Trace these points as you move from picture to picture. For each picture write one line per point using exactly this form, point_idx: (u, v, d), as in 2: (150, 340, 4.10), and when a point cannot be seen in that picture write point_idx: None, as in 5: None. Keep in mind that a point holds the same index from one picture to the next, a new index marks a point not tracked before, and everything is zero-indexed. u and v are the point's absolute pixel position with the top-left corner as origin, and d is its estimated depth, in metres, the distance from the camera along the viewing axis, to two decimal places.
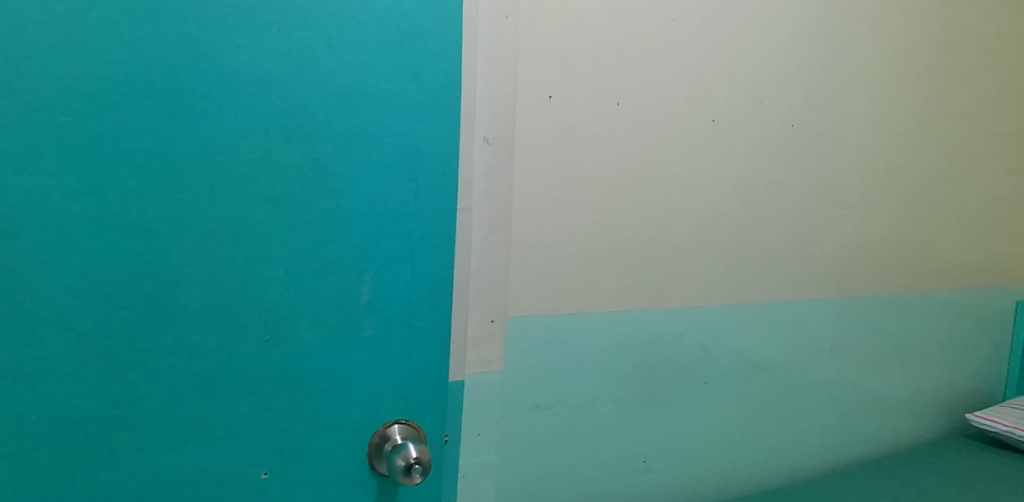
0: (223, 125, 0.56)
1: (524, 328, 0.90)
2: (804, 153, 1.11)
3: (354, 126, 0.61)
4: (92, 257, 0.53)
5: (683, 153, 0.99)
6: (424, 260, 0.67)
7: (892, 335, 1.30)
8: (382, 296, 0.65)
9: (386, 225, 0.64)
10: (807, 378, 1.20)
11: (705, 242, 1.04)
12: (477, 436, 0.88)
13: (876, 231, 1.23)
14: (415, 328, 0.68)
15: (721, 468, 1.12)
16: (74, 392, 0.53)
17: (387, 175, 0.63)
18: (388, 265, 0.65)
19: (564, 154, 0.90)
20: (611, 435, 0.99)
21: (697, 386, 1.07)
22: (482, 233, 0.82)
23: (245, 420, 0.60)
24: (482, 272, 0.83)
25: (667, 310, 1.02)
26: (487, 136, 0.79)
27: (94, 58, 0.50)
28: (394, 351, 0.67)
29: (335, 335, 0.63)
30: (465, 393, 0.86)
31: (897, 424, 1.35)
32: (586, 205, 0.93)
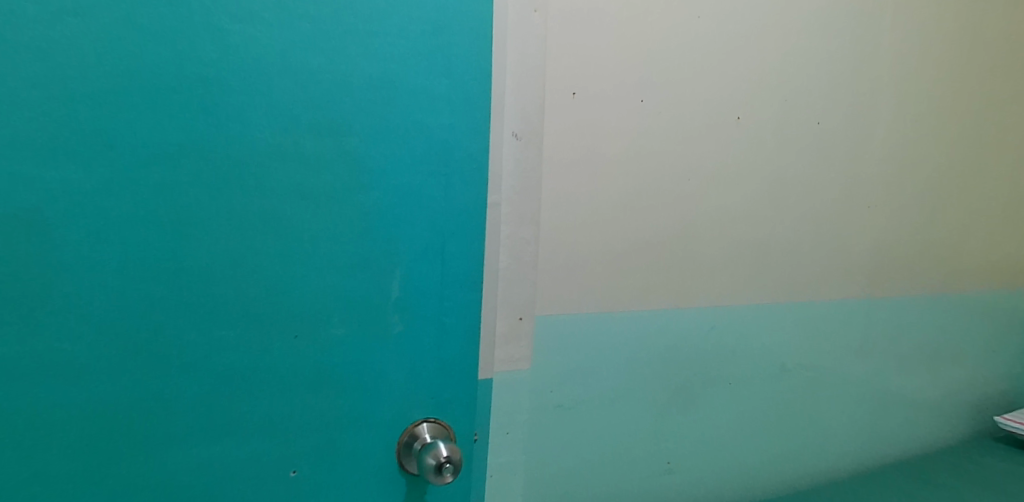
0: (263, 122, 0.63)
1: (549, 330, 0.95)
2: (821, 153, 1.20)
3: (386, 121, 0.68)
4: (146, 260, 0.61)
5: (709, 152, 1.06)
6: (453, 255, 0.73)
7: (916, 341, 1.43)
8: (411, 292, 0.72)
9: (416, 219, 0.71)
10: (833, 378, 1.31)
11: (730, 233, 1.11)
12: (506, 435, 0.92)
13: (889, 231, 1.34)
14: (444, 331, 0.74)
15: (742, 463, 1.21)
16: (130, 386, 0.62)
17: (417, 167, 0.70)
18: (419, 255, 0.71)
19: (593, 155, 0.95)
20: (637, 435, 1.06)
21: (724, 387, 1.16)
22: (510, 229, 0.85)
23: (278, 414, 0.68)
24: (511, 268, 0.87)
25: (692, 309, 1.09)
26: (515, 130, 0.82)
27: (153, 73, 0.58)
28: (422, 349, 0.73)
29: (368, 333, 0.70)
30: (494, 391, 0.91)
31: (919, 422, 1.47)
32: (611, 202, 0.98)
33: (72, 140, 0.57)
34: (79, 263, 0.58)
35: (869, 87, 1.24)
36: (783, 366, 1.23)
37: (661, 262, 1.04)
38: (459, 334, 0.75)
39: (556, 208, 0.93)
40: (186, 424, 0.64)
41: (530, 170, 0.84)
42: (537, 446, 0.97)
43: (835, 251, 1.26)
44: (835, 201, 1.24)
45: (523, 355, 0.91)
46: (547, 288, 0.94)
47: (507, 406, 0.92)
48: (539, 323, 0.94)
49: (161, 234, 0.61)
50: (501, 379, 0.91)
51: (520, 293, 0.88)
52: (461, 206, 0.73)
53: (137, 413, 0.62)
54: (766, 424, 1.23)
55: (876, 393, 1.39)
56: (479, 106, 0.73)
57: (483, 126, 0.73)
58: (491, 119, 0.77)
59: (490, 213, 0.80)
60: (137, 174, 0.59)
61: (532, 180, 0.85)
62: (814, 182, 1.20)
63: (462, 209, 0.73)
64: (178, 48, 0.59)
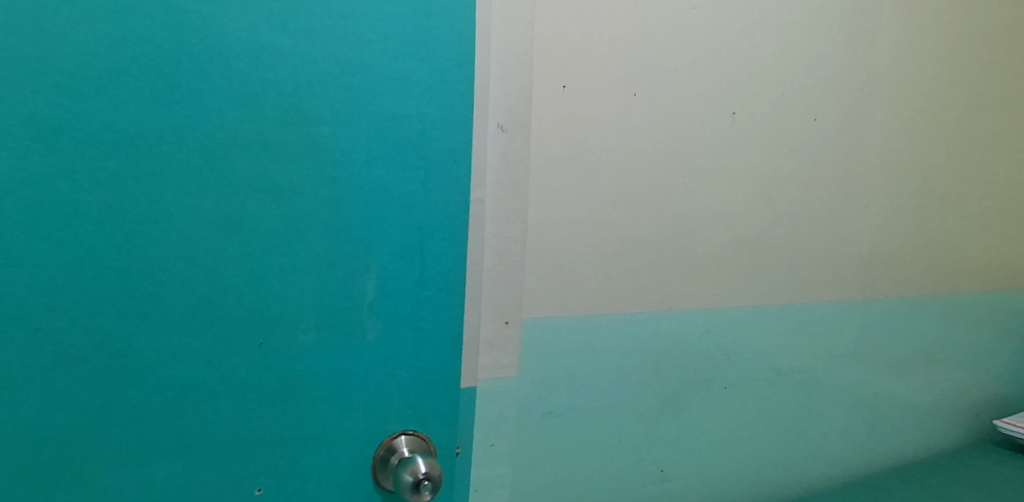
0: (224, 109, 0.58)
1: (536, 334, 0.90)
2: (818, 150, 1.17)
3: (359, 109, 0.63)
4: (91, 261, 0.55)
5: (703, 148, 1.02)
6: (433, 254, 0.69)
7: (914, 343, 1.40)
8: (387, 294, 0.67)
9: (392, 216, 0.66)
10: (829, 382, 1.28)
11: (725, 233, 1.07)
12: (490, 447, 0.89)
13: (885, 232, 1.31)
14: (424, 336, 0.70)
15: (738, 470, 1.17)
16: (74, 399, 0.56)
17: (394, 159, 0.65)
18: (397, 255, 0.67)
19: (585, 149, 0.91)
20: (629, 442, 1.02)
21: (719, 392, 1.12)
22: (495, 228, 0.82)
23: (241, 427, 0.63)
24: (497, 269, 0.83)
25: (686, 312, 1.05)
26: (501, 122, 0.79)
27: (99, 55, 0.53)
28: (401, 355, 0.69)
29: (340, 339, 0.65)
30: (477, 398, 0.86)
31: (917, 427, 1.44)
32: (603, 200, 0.94)
33: (8, 127, 0.51)
34: (14, 264, 0.53)
35: (866, 83, 1.21)
36: (779, 369, 1.20)
37: (655, 262, 1.00)
38: (441, 341, 0.71)
39: (545, 205, 0.89)
40: (142, 438, 0.59)
41: (517, 164, 0.81)
42: (525, 456, 0.92)
43: (831, 252, 1.23)
44: (832, 201, 1.21)
45: (509, 362, 0.87)
46: (534, 290, 0.89)
47: (492, 415, 0.88)
48: (525, 326, 0.89)
49: (110, 229, 0.56)
50: (486, 387, 0.87)
51: (505, 296, 0.84)
52: (442, 203, 0.68)
53: (84, 429, 0.57)
54: (762, 429, 1.19)
55: (873, 396, 1.36)
56: (460, 94, 0.68)
57: (466, 116, 0.69)
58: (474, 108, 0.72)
59: (473, 209, 0.75)
60: (83, 164, 0.54)
61: (520, 175, 0.82)
62: (810, 181, 1.17)
63: (443, 206, 0.69)
64: (129, 28, 0.54)
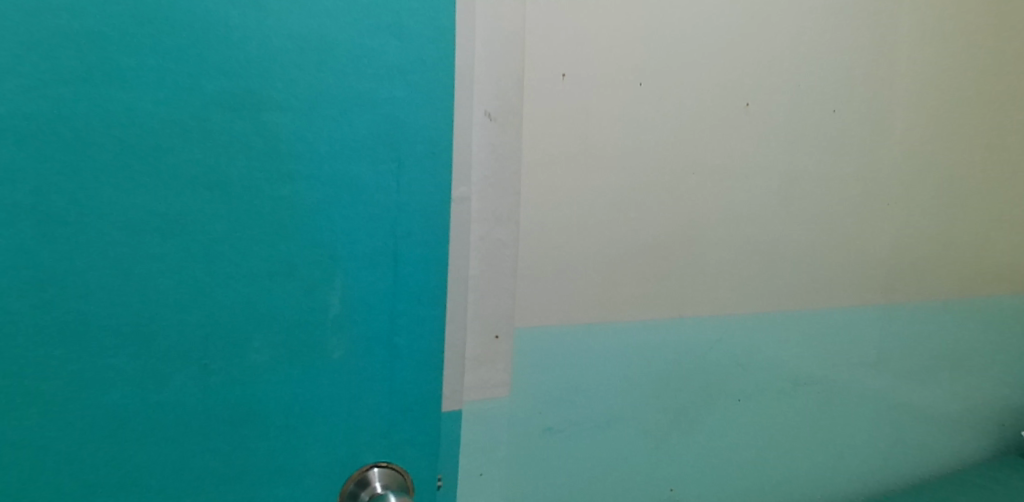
0: (178, 104, 0.55)
1: (528, 347, 0.82)
2: (840, 144, 1.08)
3: (322, 102, 0.59)
4: (40, 268, 0.53)
5: (716, 143, 0.94)
6: (403, 261, 0.64)
7: (945, 349, 1.30)
8: (356, 304, 0.62)
9: (360, 219, 0.62)
10: (849, 391, 1.19)
11: (740, 235, 0.98)
12: (479, 477, 0.81)
13: (916, 232, 1.21)
14: (397, 353, 0.65)
15: (752, 487, 1.09)
16: (21, 412, 0.54)
17: (359, 154, 0.61)
18: (363, 260, 0.62)
19: (585, 143, 0.83)
20: (637, 459, 0.94)
21: (732, 404, 1.04)
22: (482, 230, 0.75)
23: (196, 443, 0.60)
24: (485, 276, 0.77)
25: (697, 319, 0.97)
26: (489, 109, 0.73)
27: (46, 51, 0.51)
28: (371, 373, 0.64)
29: (301, 352, 0.61)
30: (465, 420, 0.79)
31: (944, 437, 1.35)
32: (605, 199, 0.86)
33: None
34: None
35: (893, 72, 1.11)
36: (796, 380, 1.11)
37: (661, 265, 0.92)
38: (415, 358, 0.66)
39: (539, 202, 0.80)
40: (93, 451, 0.57)
41: (507, 162, 0.76)
42: (520, 484, 0.84)
43: (853, 255, 1.14)
44: (854, 200, 1.12)
45: (499, 381, 0.80)
46: (527, 296, 0.81)
47: (480, 442, 0.80)
48: (517, 338, 0.81)
49: (57, 231, 0.53)
50: (472, 411, 0.79)
51: (494, 307, 0.78)
52: (414, 205, 0.64)
53: (30, 443, 0.55)
54: (777, 444, 1.11)
55: (896, 407, 1.27)
56: (434, 87, 0.63)
57: (442, 108, 0.64)
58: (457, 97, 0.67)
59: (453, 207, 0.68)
60: (30, 166, 0.52)
61: (511, 171, 0.77)
62: (830, 178, 1.08)
63: (417, 209, 0.64)
64: (76, 22, 0.52)
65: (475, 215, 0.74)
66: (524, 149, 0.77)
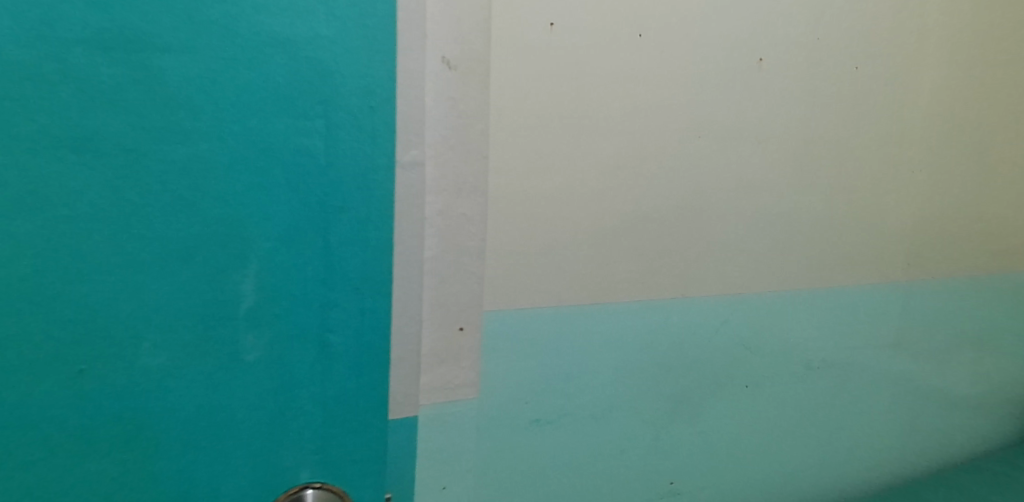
0: (25, 31, 0.42)
1: (497, 337, 0.70)
2: (865, 104, 0.94)
3: (224, 33, 0.47)
4: None
5: (724, 105, 0.81)
6: (335, 246, 0.54)
7: (982, 330, 1.16)
8: (279, 290, 0.52)
9: (281, 187, 0.51)
10: (868, 376, 1.05)
11: (748, 206, 0.86)
12: (442, 490, 0.70)
13: (951, 203, 1.07)
14: (331, 353, 0.55)
15: (760, 478, 0.99)
16: None
17: (274, 106, 0.49)
18: (286, 241, 0.52)
19: (570, 101, 0.70)
20: (635, 453, 0.83)
21: (739, 392, 0.92)
22: (441, 203, 0.63)
23: (76, 468, 0.48)
24: (446, 255, 0.64)
25: (700, 299, 0.85)
26: (447, 56, 0.61)
27: None
28: (300, 378, 0.54)
29: (211, 355, 0.51)
30: (421, 426, 0.67)
31: (979, 424, 1.21)
32: (597, 168, 0.73)
33: None
34: None
35: (931, 20, 0.97)
36: (810, 363, 0.99)
37: (657, 242, 0.80)
38: (353, 359, 0.56)
39: (513, 170, 0.67)
40: None
41: (472, 120, 0.63)
42: (491, 493, 0.73)
43: (878, 227, 1.00)
44: (880, 168, 0.98)
45: (463, 380, 0.68)
46: (497, 278, 0.68)
47: (441, 451, 0.69)
48: (485, 325, 0.68)
49: None
50: (429, 416, 0.67)
51: (456, 292, 0.66)
52: (346, 177, 0.53)
53: None
54: (788, 434, 1.00)
55: (927, 392, 1.13)
56: (375, 22, 0.52)
57: (382, 50, 0.52)
58: (401, 45, 0.56)
59: (397, 174, 0.58)
60: None
61: (474, 131, 0.64)
62: (854, 144, 0.95)
63: (353, 175, 0.53)
64: None
65: (429, 184, 0.62)
66: (492, 104, 0.64)
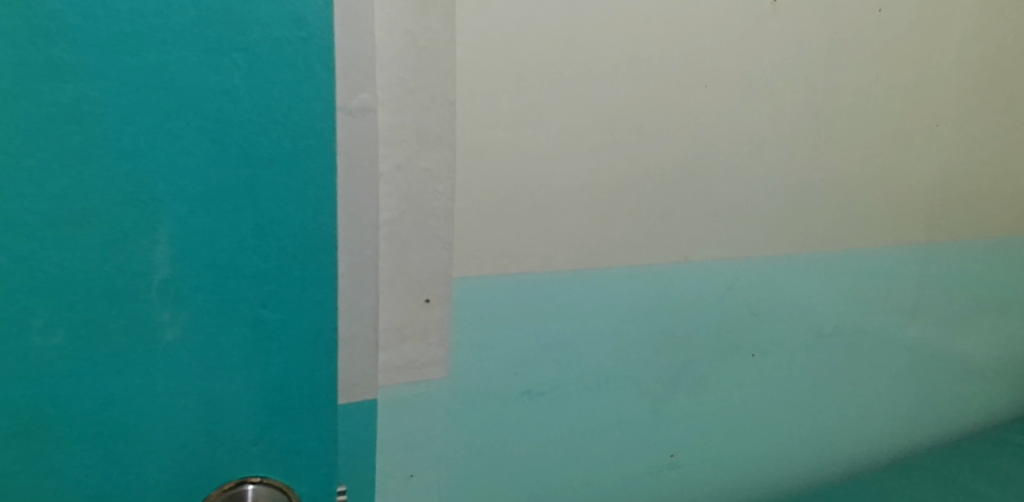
0: None
1: (471, 307, 0.63)
2: (889, 50, 0.85)
3: None
4: None
5: (732, 51, 0.72)
6: (265, 189, 0.39)
7: (1006, 296, 1.09)
8: (194, 265, 0.38)
9: (186, 123, 0.36)
10: (886, 345, 0.98)
11: (757, 162, 0.78)
12: (411, 478, 0.64)
13: (979, 158, 0.98)
14: (267, 336, 0.41)
15: (766, 451, 0.92)
16: None
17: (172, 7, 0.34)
18: (200, 198, 0.37)
19: (556, 43, 0.61)
20: (633, 425, 0.78)
21: (746, 361, 0.86)
22: (400, 156, 0.55)
23: None
24: (409, 218, 0.57)
25: (704, 261, 0.78)
26: None
27: None
28: (224, 364, 0.41)
29: (93, 337, 0.37)
30: (382, 411, 0.60)
31: (1000, 393, 1.15)
32: (591, 119, 0.65)
33: None
34: None
35: None
36: (821, 330, 0.91)
37: (656, 203, 0.72)
38: (299, 341, 0.42)
39: (495, 123, 0.60)
40: None
41: (434, 60, 0.54)
42: (468, 476, 0.67)
43: (899, 186, 0.92)
44: (903, 121, 0.89)
45: (431, 358, 0.61)
46: (471, 243, 0.61)
47: (407, 434, 0.62)
48: (456, 295, 0.61)
49: None
50: (391, 397, 0.61)
51: (422, 261, 0.58)
52: (275, 95, 0.38)
53: None
54: (797, 404, 0.93)
55: (947, 361, 1.06)
56: None
57: None
58: None
59: (339, 121, 0.44)
60: None
61: (439, 73, 0.55)
62: (876, 95, 0.86)
63: (292, 111, 0.38)
64: None
65: (384, 133, 0.53)
66: (459, 42, 0.55)
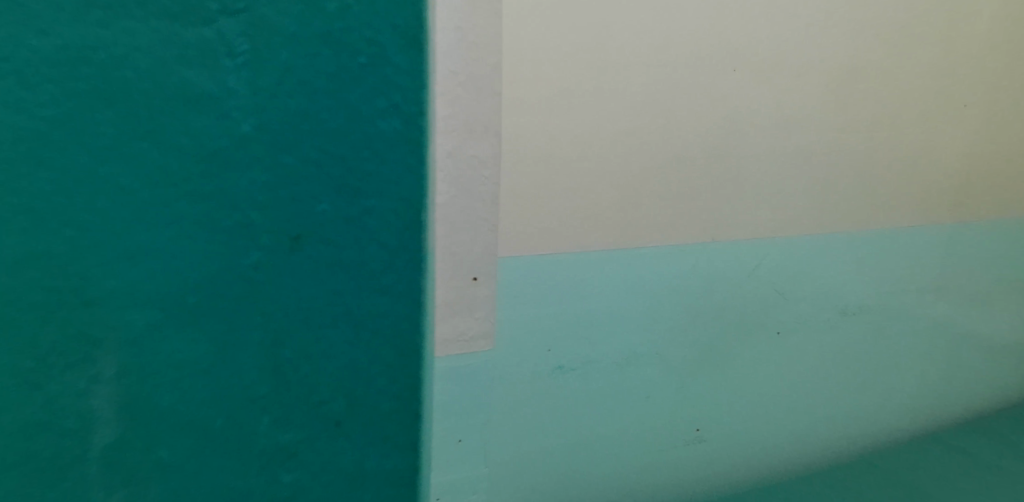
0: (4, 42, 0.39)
1: (511, 285, 0.67)
2: (919, 29, 0.85)
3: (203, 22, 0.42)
4: None
5: (761, 31, 0.73)
6: (341, 226, 0.49)
7: None
8: (283, 309, 0.49)
9: (278, 196, 0.47)
10: (910, 323, 1.00)
11: (784, 144, 0.80)
12: (456, 443, 0.63)
13: (1008, 134, 0.98)
14: (309, 373, 0.51)
15: (790, 426, 0.95)
16: None
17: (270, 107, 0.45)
18: (282, 250, 0.48)
19: (591, 30, 0.64)
20: (659, 400, 0.81)
21: (770, 339, 0.88)
22: (452, 142, 0.52)
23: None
24: (460, 200, 0.55)
25: (731, 242, 0.80)
26: None
27: None
28: (295, 389, 0.51)
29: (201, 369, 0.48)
30: (437, 378, 0.60)
31: None
32: (623, 105, 0.68)
33: None
34: None
35: None
36: (846, 309, 0.93)
37: (684, 186, 0.75)
38: (374, 354, 0.53)
39: (533, 111, 0.63)
40: None
41: None
42: (505, 447, 0.71)
43: (926, 166, 0.93)
44: (931, 100, 0.90)
45: (479, 332, 0.60)
46: (511, 224, 0.65)
47: (456, 402, 0.62)
48: (503, 272, 0.66)
49: None
50: (446, 367, 0.61)
51: (473, 240, 0.56)
52: (356, 138, 0.48)
53: None
54: (821, 382, 0.95)
55: (971, 337, 1.07)
56: None
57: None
58: None
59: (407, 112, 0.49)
60: None
61: None
62: (905, 76, 0.87)
63: (361, 173, 0.49)
64: None
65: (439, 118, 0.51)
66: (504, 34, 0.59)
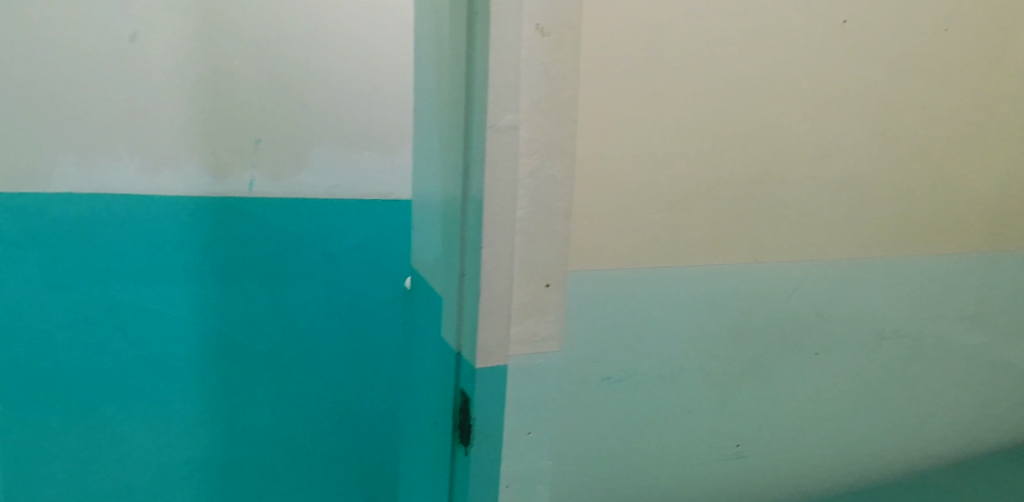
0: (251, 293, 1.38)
1: (574, 295, 0.71)
2: (958, 63, 0.89)
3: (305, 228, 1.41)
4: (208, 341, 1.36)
5: (805, 66, 0.79)
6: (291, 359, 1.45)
7: None
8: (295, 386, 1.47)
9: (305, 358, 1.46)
10: (948, 347, 1.02)
11: (826, 171, 0.84)
12: (528, 436, 0.67)
13: None
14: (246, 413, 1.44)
15: (827, 446, 0.97)
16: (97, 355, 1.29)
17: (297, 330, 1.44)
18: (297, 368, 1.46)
19: (650, 63, 0.70)
20: (702, 412, 0.84)
21: (809, 359, 0.91)
22: (533, 165, 0.60)
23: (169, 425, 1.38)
24: (536, 217, 0.61)
25: (773, 263, 0.84)
26: (539, 21, 0.57)
27: None
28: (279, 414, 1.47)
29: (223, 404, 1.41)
30: (511, 376, 0.64)
31: None
32: (677, 131, 0.73)
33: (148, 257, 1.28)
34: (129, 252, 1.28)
35: None
36: (883, 332, 0.96)
37: (731, 208, 0.79)
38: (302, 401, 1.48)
39: (598, 136, 0.69)
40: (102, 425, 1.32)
41: (562, 84, 0.60)
42: (562, 448, 0.75)
43: (964, 193, 0.96)
44: (970, 131, 0.93)
45: (549, 333, 0.65)
46: (578, 240, 0.70)
47: (527, 399, 0.66)
48: (568, 284, 0.71)
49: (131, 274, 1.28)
50: (519, 365, 0.65)
51: (545, 251, 0.63)
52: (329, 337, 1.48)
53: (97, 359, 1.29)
54: (857, 402, 0.97)
55: (1009, 362, 1.08)
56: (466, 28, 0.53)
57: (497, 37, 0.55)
58: None
59: (489, 136, 0.57)
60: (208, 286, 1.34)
61: (564, 97, 0.60)
62: (943, 109, 0.90)
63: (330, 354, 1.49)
64: None
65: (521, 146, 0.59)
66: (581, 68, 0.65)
